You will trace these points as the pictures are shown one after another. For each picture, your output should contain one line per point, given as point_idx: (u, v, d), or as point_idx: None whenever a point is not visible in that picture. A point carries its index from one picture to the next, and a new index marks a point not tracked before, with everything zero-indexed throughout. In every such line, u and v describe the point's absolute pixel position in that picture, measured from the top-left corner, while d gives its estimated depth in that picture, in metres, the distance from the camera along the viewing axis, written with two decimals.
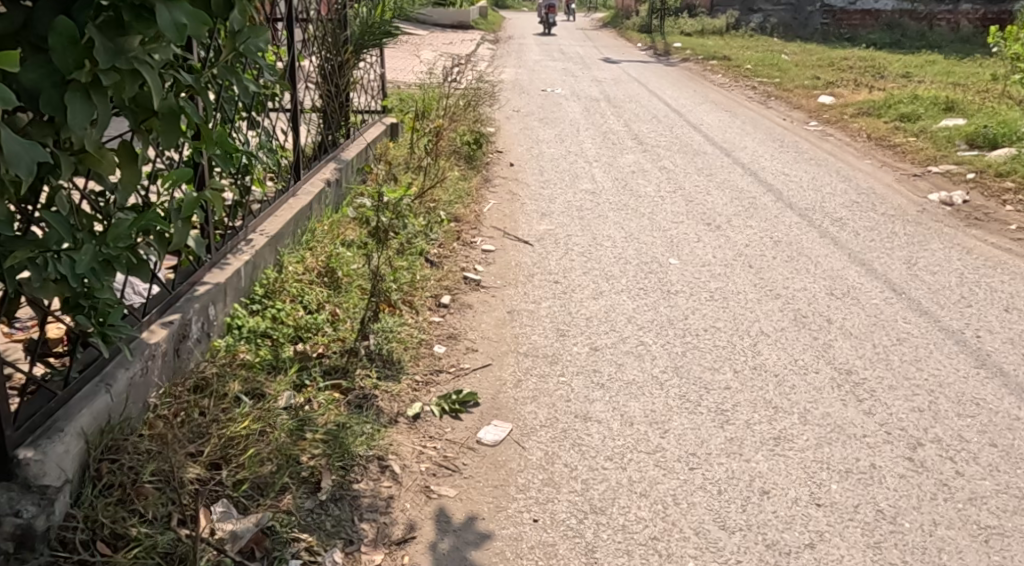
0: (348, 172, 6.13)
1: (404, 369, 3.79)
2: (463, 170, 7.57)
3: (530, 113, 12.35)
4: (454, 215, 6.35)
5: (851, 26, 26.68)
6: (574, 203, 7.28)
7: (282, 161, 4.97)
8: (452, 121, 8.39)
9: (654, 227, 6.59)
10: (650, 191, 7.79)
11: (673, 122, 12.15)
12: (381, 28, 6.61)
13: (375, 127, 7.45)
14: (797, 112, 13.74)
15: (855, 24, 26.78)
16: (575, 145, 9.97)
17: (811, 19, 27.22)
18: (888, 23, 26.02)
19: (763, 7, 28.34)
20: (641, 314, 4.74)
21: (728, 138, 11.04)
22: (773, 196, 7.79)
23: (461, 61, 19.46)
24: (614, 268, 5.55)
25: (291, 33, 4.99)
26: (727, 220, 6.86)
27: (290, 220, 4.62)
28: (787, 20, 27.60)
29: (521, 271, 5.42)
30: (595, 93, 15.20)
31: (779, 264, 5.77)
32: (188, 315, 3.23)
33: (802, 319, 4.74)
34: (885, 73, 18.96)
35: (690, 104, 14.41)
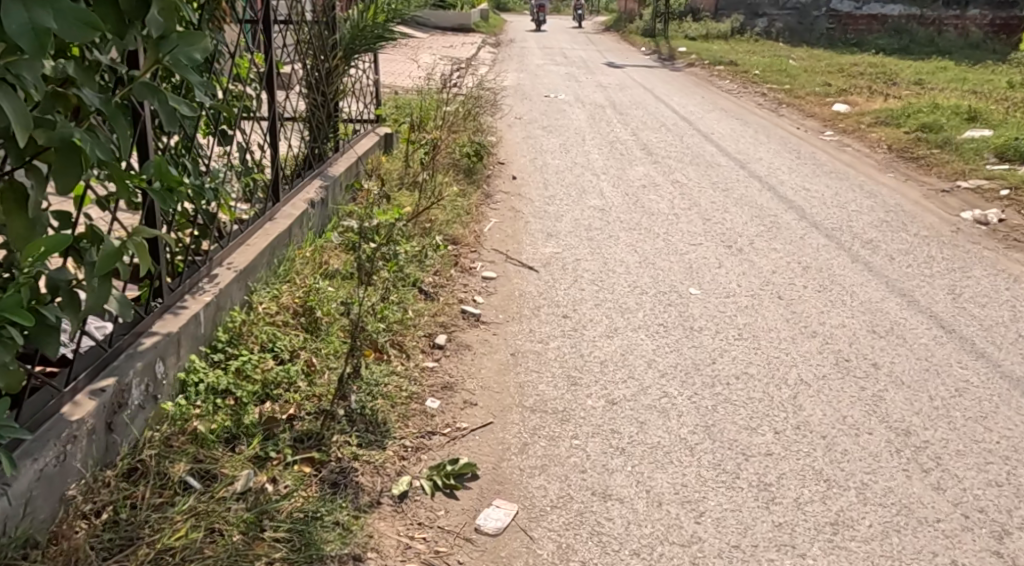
0: (336, 190, 5.58)
1: (391, 431, 3.23)
2: (462, 186, 7.03)
3: (533, 120, 11.81)
4: (451, 237, 5.80)
5: (858, 31, 26.16)
6: (582, 221, 6.73)
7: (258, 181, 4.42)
8: (451, 131, 7.84)
9: (670, 250, 6.04)
10: (663, 208, 7.25)
11: (682, 131, 11.61)
12: (373, 32, 6.01)
13: (368, 138, 6.90)
14: (811, 120, 13.20)
15: (862, 29, 26.26)
16: (582, 156, 9.42)
17: (818, 23, 26.69)
18: (895, 28, 25.49)
19: (768, 12, 27.85)
20: (663, 358, 4.19)
21: (741, 148, 10.50)
22: (795, 215, 7.25)
23: (460, 65, 18.92)
24: (628, 300, 5.00)
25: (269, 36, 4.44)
26: (749, 242, 6.32)
27: (265, 249, 4.06)
28: (793, 24, 27.09)
29: (525, 304, 4.87)
30: (599, 100, 14.68)
31: (810, 295, 5.23)
32: (127, 378, 2.67)
33: (844, 365, 4.19)
34: (897, 80, 18.40)
35: (698, 111, 13.87)
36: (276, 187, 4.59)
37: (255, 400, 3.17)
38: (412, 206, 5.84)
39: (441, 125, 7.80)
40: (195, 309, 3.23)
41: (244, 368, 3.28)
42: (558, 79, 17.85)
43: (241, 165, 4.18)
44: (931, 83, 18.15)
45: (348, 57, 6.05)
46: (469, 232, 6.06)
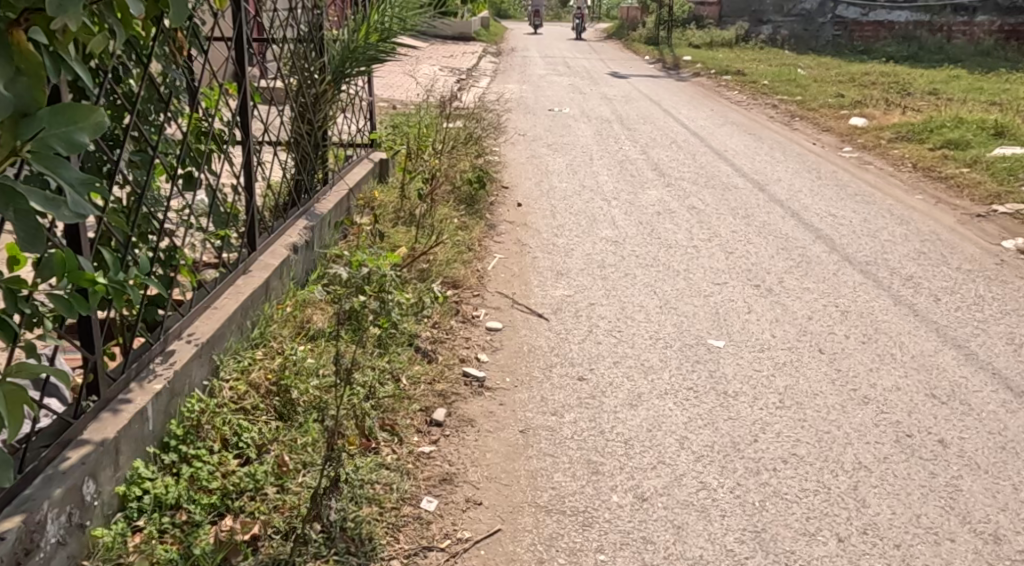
0: (323, 229, 5.01)
1: (378, 551, 2.66)
2: (463, 217, 6.48)
3: (537, 137, 11.28)
4: (452, 280, 5.24)
5: (865, 39, 25.62)
6: (594, 255, 6.17)
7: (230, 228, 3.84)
8: (451, 159, 7.28)
9: (693, 291, 5.49)
10: (681, 239, 6.70)
11: (694, 148, 11.07)
12: (366, 54, 5.39)
13: (361, 167, 6.33)
14: (827, 135, 12.67)
15: (868, 36, 25.67)
16: (590, 178, 8.85)
17: (824, 31, 26.15)
18: (904, 35, 24.95)
19: (773, 19, 27.36)
20: (697, 434, 3.63)
21: (758, 167, 9.95)
22: (825, 246, 6.69)
23: (459, 77, 18.37)
24: (651, 356, 4.44)
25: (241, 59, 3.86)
26: (778, 280, 5.76)
27: (235, 312, 3.49)
28: (799, 32, 26.58)
29: (535, 361, 4.30)
30: (605, 113, 14.14)
31: (854, 348, 4.67)
32: (35, 517, 2.15)
33: (906, 443, 3.63)
34: (910, 90, 17.84)
35: (709, 126, 13.34)
36: (251, 233, 4.02)
37: (212, 516, 2.60)
38: (407, 246, 5.28)
39: (440, 151, 7.23)
40: (142, 401, 2.66)
41: (200, 473, 2.71)
42: (561, 91, 17.30)
43: (209, 213, 3.62)
44: (944, 93, 17.59)
45: (338, 83, 5.46)
46: (471, 273, 5.50)
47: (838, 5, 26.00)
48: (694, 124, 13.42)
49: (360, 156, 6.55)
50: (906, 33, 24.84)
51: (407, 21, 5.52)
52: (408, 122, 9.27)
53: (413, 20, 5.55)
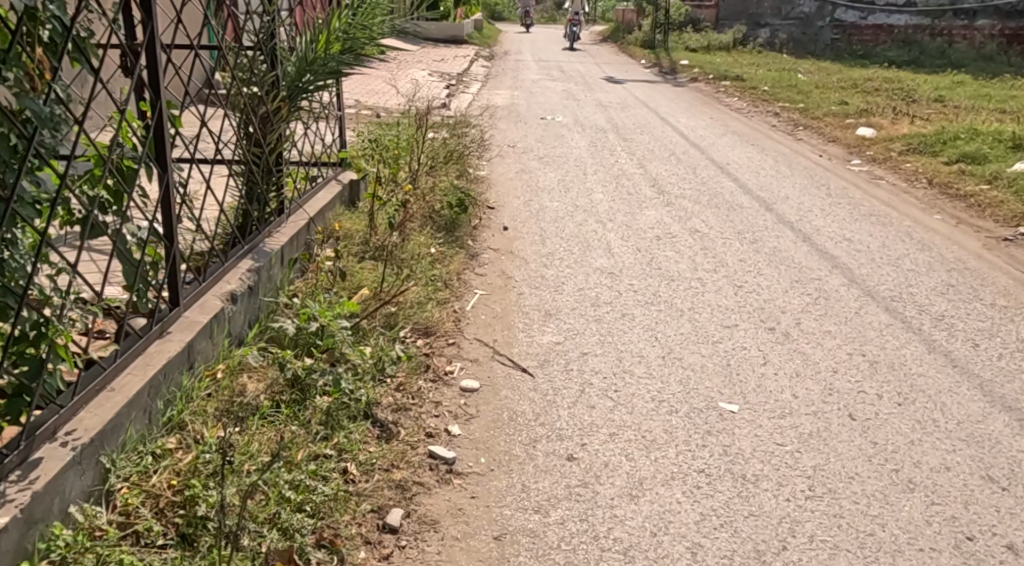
0: (273, 270, 4.36)
1: None
2: (441, 246, 5.81)
3: (527, 149, 10.65)
4: (424, 326, 4.58)
5: (864, 42, 24.99)
6: (586, 290, 5.50)
7: (141, 275, 3.21)
8: (430, 183, 6.62)
9: (699, 336, 4.83)
10: (683, 269, 6.05)
11: (694, 161, 10.42)
12: (328, 65, 4.75)
13: (327, 193, 5.67)
14: (833, 146, 12.04)
15: (867, 40, 25.02)
16: (583, 197, 8.20)
17: (823, 35, 25.50)
18: (904, 40, 24.32)
19: (770, 22, 26.78)
20: (714, 544, 2.98)
21: (763, 183, 9.30)
22: (842, 278, 6.03)
23: (450, 83, 17.73)
24: (653, 426, 3.76)
25: (154, 67, 3.20)
26: (795, 322, 5.10)
27: (139, 394, 2.87)
28: (796, 36, 25.98)
29: (517, 435, 3.62)
30: (599, 122, 13.51)
31: (889, 411, 4.00)
32: None
33: (968, 551, 3.01)
34: (916, 97, 17.17)
35: (710, 135, 12.69)
36: (173, 284, 3.39)
37: None
38: (373, 289, 4.62)
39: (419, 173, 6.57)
40: None
41: None
42: (554, 97, 16.66)
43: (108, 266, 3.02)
44: (952, 100, 16.93)
45: (296, 100, 4.84)
46: (447, 315, 4.82)
47: (837, 8, 25.36)
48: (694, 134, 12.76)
49: (327, 179, 5.89)
50: (908, 37, 24.21)
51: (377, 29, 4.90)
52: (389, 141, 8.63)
53: (384, 26, 4.92)
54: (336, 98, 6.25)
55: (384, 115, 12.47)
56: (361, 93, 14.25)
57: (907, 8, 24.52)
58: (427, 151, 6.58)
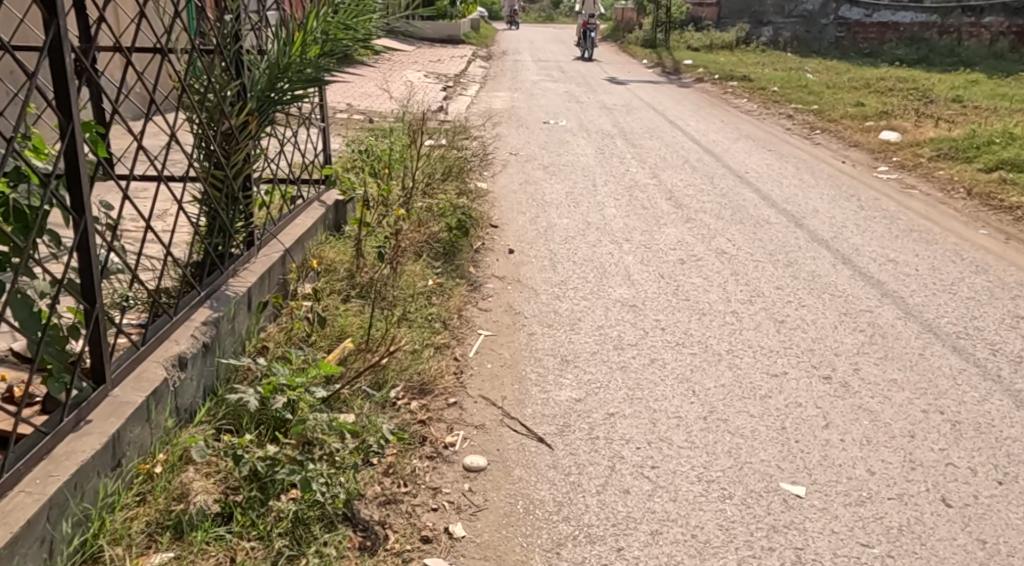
0: (238, 318, 3.64)
1: None
2: (439, 277, 5.10)
3: (531, 157, 9.97)
4: (419, 381, 3.85)
5: (868, 40, 24.08)
6: (607, 330, 4.78)
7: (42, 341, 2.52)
8: (425, 204, 5.89)
9: (745, 388, 4.10)
10: (714, 300, 5.34)
11: (711, 169, 9.71)
12: (303, 72, 4.05)
13: (308, 217, 4.94)
14: (856, 151, 11.34)
15: (871, 39, 24.08)
16: (595, 214, 7.50)
17: (828, 32, 24.75)
18: (911, 36, 23.52)
19: (773, 20, 26.14)
20: None
21: (787, 194, 8.59)
22: (896, 309, 5.31)
23: (447, 86, 17.06)
24: (703, 520, 3.04)
25: (55, 73, 2.48)
26: (852, 368, 4.38)
27: (32, 523, 2.23)
28: (800, 34, 25.25)
29: (536, 538, 2.91)
30: (605, 126, 12.82)
31: (990, 494, 3.28)
32: None
33: None
34: (932, 97, 16.42)
35: (724, 140, 11.99)
36: (98, 356, 2.67)
37: None
38: (358, 339, 3.90)
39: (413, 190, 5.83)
40: None
41: None
42: (556, 100, 15.95)
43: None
44: (970, 101, 16.16)
45: (271, 111, 4.12)
46: (446, 365, 4.09)
47: (841, 5, 24.61)
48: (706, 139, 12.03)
49: (309, 199, 5.16)
50: (914, 34, 23.44)
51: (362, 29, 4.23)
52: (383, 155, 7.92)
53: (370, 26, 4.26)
54: (320, 105, 5.53)
55: (378, 122, 11.78)
56: (352, 98, 13.58)
57: (913, 6, 23.67)
58: (422, 166, 5.86)
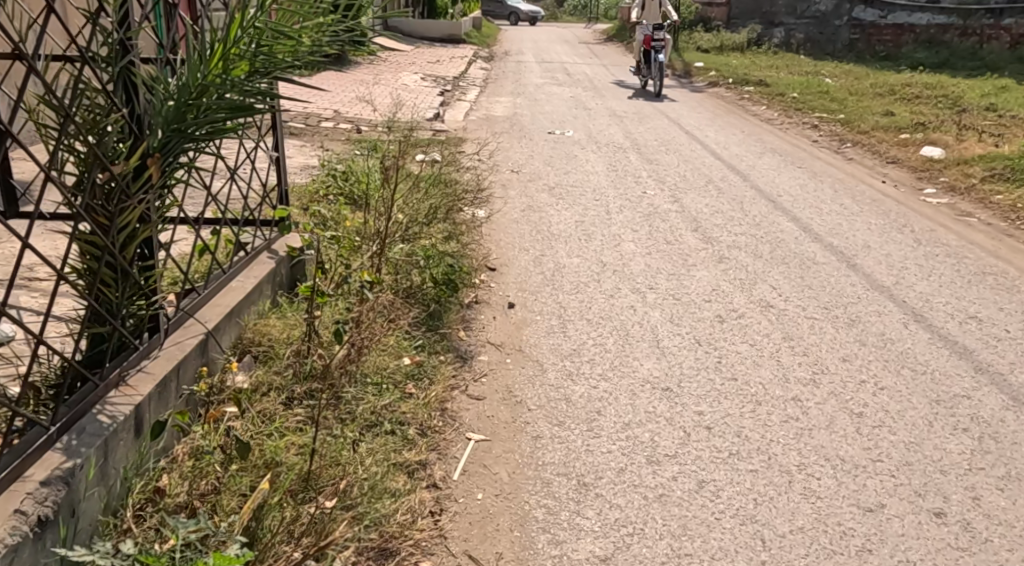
0: (118, 453, 2.57)
1: None
2: (418, 354, 4.01)
3: (535, 176, 8.92)
4: (379, 537, 2.77)
5: (883, 43, 22.91)
6: (635, 432, 3.64)
7: None
8: (403, 254, 4.76)
9: (835, 535, 3.01)
10: (767, 378, 4.25)
11: (738, 192, 8.64)
12: (224, 98, 2.95)
13: (249, 276, 3.85)
14: (896, 169, 10.27)
15: (886, 40, 22.89)
16: (610, 250, 6.42)
17: (842, 34, 23.54)
18: (928, 39, 22.35)
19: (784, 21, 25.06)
20: None
21: (831, 224, 7.52)
22: (999, 394, 4.17)
23: (444, 90, 16.05)
24: None
25: None
26: (970, 497, 3.24)
27: None
28: (812, 36, 24.10)
29: None
30: (616, 138, 11.78)
31: None
32: None
33: None
34: (963, 105, 15.27)
35: (748, 154, 10.93)
36: None
37: None
38: (293, 473, 2.83)
39: (390, 233, 4.71)
40: None
41: None
42: (561, 106, 14.87)
43: None
44: (1004, 109, 14.99)
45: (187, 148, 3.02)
46: (421, 502, 2.99)
47: (854, 6, 23.45)
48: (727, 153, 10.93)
49: (255, 251, 4.07)
50: (933, 37, 22.19)
51: (323, 37, 3.16)
52: (363, 184, 6.83)
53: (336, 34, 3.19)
54: (272, 126, 4.43)
55: (365, 136, 10.77)
56: (340, 108, 12.58)
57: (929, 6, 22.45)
58: (401, 208, 4.74)
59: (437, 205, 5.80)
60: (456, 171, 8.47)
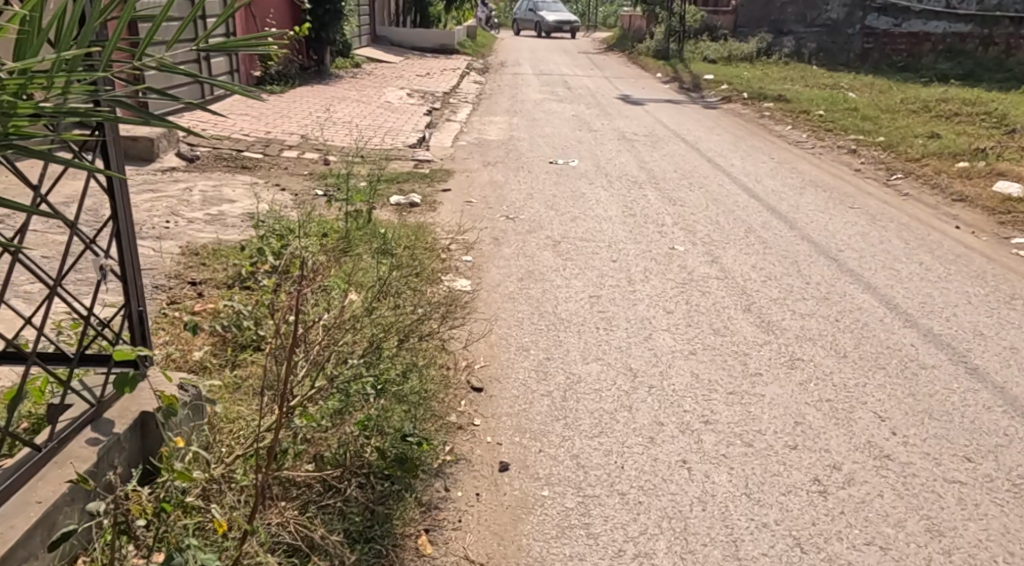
0: None
1: None
2: None
3: (536, 227, 7.28)
4: None
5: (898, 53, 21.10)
6: None
7: None
8: (325, 404, 3.20)
9: None
10: None
11: (790, 246, 6.98)
12: None
13: (32, 496, 2.55)
14: (969, 210, 8.62)
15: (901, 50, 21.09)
16: (639, 348, 4.76)
17: (854, 43, 21.58)
18: (947, 49, 20.30)
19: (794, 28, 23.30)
20: None
21: (920, 295, 5.86)
22: None
23: (433, 108, 14.43)
24: None
25: None
26: None
27: None
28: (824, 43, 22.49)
29: None
30: (629, 168, 10.16)
31: None
32: None
33: None
34: (1013, 124, 13.60)
35: (787, 191, 9.35)
36: None
37: None
38: None
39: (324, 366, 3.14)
40: None
41: None
42: (563, 127, 13.25)
43: None
44: None
45: None
46: None
47: (868, 13, 21.64)
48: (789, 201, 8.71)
49: (65, 436, 2.69)
50: (951, 46, 20.30)
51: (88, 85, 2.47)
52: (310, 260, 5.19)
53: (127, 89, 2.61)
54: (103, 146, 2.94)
55: (333, 170, 9.13)
56: (313, 134, 10.96)
57: (946, 12, 20.53)
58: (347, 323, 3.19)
59: (398, 306, 4.14)
60: (435, 233, 6.80)
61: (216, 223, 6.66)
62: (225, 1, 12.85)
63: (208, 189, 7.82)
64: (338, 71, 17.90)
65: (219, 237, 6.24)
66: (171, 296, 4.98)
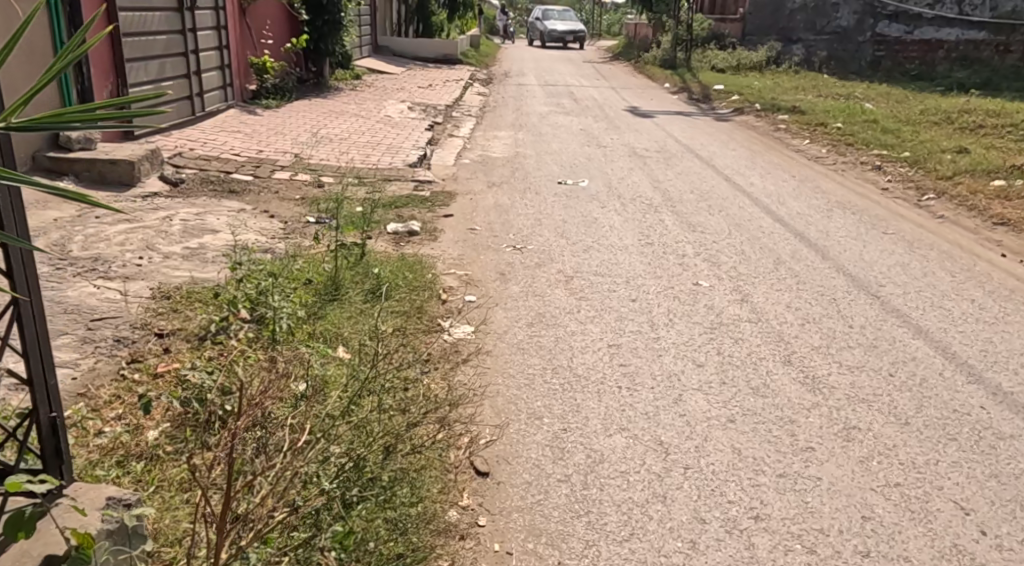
0: None
1: None
2: None
3: (546, 259, 6.66)
4: None
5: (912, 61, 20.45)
6: None
7: None
8: (293, 534, 2.94)
9: None
10: None
11: (826, 281, 6.37)
12: None
13: None
14: (1013, 236, 8.04)
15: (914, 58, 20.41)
16: (671, 411, 4.14)
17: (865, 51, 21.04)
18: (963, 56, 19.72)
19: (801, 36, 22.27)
20: None
21: (979, 341, 5.27)
22: None
23: (435, 122, 13.84)
24: None
25: None
26: None
27: None
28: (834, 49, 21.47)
29: None
30: (644, 188, 9.55)
31: None
32: None
33: None
34: None
35: (813, 213, 8.76)
36: None
37: None
38: None
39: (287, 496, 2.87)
40: None
41: None
42: (571, 142, 12.64)
43: None
44: None
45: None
46: None
47: (878, 21, 20.81)
48: (817, 226, 8.16)
49: None
50: (966, 53, 19.63)
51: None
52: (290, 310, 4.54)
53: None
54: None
55: (328, 193, 8.53)
56: (310, 153, 10.37)
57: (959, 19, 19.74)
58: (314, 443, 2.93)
59: (384, 407, 3.70)
60: (435, 269, 6.18)
61: (194, 258, 6.03)
62: (214, 10, 12.22)
63: (190, 218, 7.20)
64: (337, 83, 17.28)
65: (196, 274, 5.62)
66: (131, 353, 4.34)
